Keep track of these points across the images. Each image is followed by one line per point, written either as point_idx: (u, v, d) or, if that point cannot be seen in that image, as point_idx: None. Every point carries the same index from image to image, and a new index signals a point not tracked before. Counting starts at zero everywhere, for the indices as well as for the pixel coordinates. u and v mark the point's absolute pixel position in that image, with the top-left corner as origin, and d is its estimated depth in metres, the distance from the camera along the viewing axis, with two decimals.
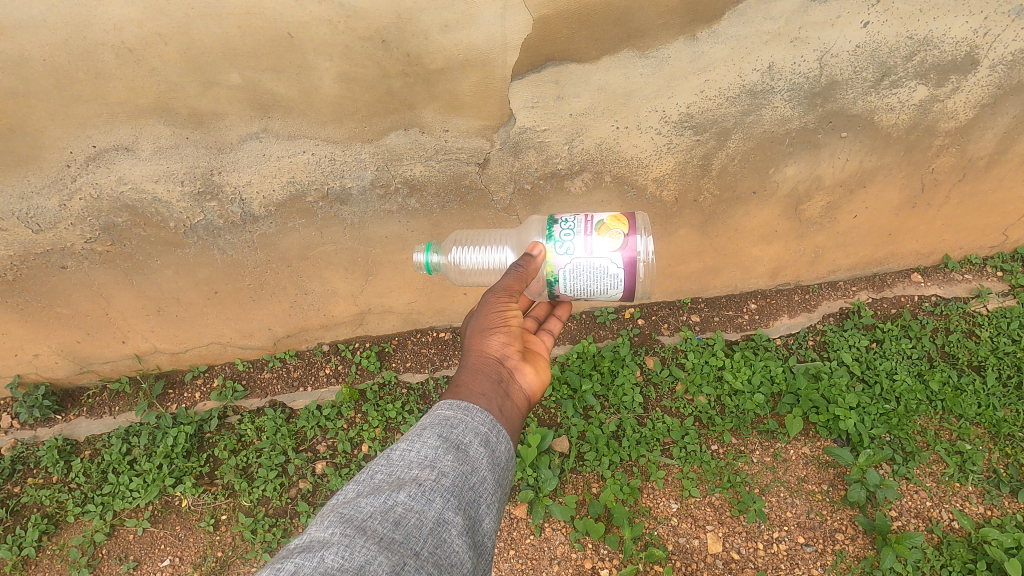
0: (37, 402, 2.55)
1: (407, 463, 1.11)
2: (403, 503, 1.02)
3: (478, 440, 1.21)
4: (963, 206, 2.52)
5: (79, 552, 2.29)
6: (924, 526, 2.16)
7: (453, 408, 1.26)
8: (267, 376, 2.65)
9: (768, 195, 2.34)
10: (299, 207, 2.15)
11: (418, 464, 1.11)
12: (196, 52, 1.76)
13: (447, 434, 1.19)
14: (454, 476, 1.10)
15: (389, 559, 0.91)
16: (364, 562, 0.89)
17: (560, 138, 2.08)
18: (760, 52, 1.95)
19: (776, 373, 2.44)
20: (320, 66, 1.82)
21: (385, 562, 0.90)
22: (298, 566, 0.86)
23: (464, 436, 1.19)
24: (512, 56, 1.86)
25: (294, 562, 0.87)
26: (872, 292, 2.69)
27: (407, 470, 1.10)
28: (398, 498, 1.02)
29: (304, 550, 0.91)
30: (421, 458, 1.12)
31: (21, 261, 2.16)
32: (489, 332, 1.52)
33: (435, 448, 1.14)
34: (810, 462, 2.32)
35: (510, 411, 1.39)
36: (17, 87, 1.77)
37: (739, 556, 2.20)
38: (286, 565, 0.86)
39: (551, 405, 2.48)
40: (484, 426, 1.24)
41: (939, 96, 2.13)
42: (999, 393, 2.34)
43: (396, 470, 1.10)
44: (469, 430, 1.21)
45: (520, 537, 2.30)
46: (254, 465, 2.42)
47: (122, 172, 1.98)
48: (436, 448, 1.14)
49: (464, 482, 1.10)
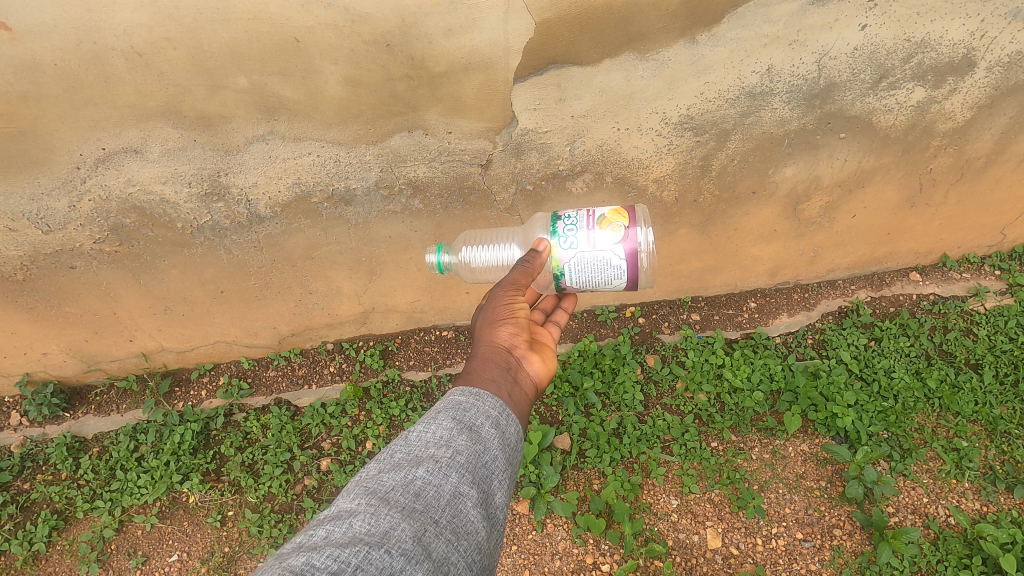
0: (46, 400, 2.59)
1: (424, 441, 1.15)
2: (422, 477, 1.06)
3: (491, 420, 1.24)
4: (961, 206, 2.54)
5: (89, 547, 2.33)
6: (921, 522, 2.19)
7: (466, 392, 1.29)
8: (272, 374, 2.68)
9: (767, 195, 2.36)
10: (304, 208, 2.18)
11: (435, 442, 1.15)
12: (204, 56, 1.78)
13: (461, 416, 1.22)
14: (469, 453, 1.14)
15: (411, 526, 0.97)
16: (388, 528, 0.95)
17: (562, 139, 2.10)
18: (760, 54, 1.98)
19: (775, 371, 2.47)
20: (326, 70, 1.85)
21: (408, 529, 0.96)
22: (329, 532, 0.94)
23: (477, 417, 1.23)
24: (515, 59, 1.89)
25: (325, 529, 0.94)
26: (871, 291, 2.72)
27: (425, 448, 1.14)
28: (417, 473, 1.07)
29: (333, 519, 0.98)
30: (437, 438, 1.16)
31: (31, 262, 2.20)
32: (498, 323, 1.55)
33: (450, 429, 1.18)
34: (809, 459, 2.35)
35: (519, 398, 1.41)
36: (28, 91, 1.80)
37: (738, 551, 2.23)
38: (318, 532, 0.94)
39: (553, 403, 2.51)
40: (495, 409, 1.27)
41: (936, 98, 2.15)
42: (996, 391, 2.37)
43: (414, 447, 1.15)
44: (482, 412, 1.25)
45: (522, 533, 2.33)
46: (259, 462, 2.45)
47: (130, 173, 2.01)
48: (451, 428, 1.18)
49: (478, 459, 1.14)
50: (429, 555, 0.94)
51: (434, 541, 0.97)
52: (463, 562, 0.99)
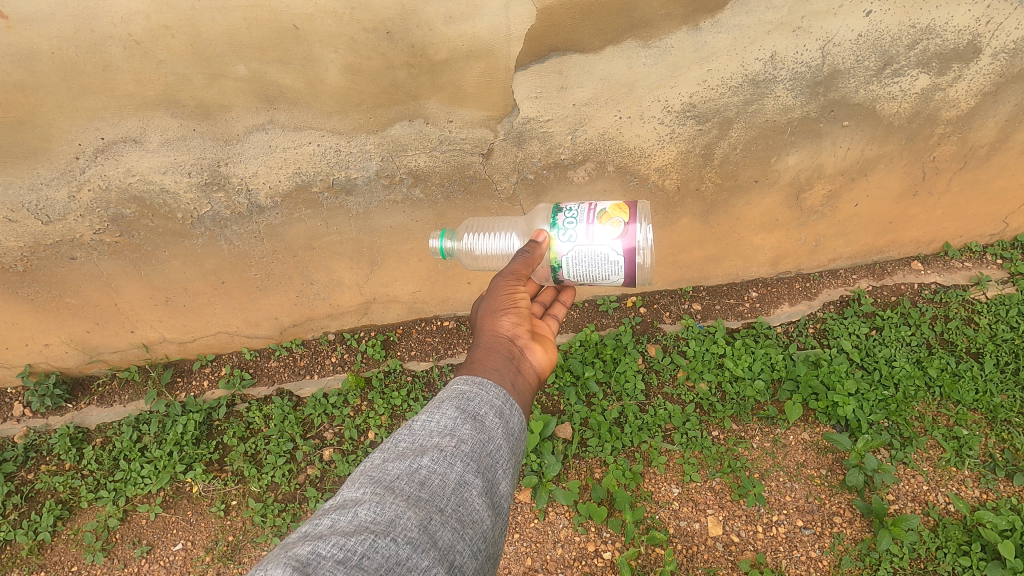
0: (48, 391, 2.59)
1: (428, 430, 1.15)
2: (426, 466, 1.07)
3: (494, 411, 1.24)
4: (963, 195, 2.53)
5: (94, 536, 2.34)
6: (920, 509, 2.20)
7: (469, 381, 1.29)
8: (274, 364, 2.68)
9: (769, 184, 2.35)
10: (305, 198, 2.17)
11: (440, 432, 1.15)
12: (203, 43, 1.77)
13: (465, 406, 1.21)
14: (474, 443, 1.14)
15: (417, 515, 0.98)
16: (393, 516, 0.95)
17: (563, 128, 2.09)
18: (763, 41, 1.96)
19: (776, 360, 2.48)
20: (326, 58, 1.83)
21: (413, 518, 0.97)
22: (335, 521, 0.94)
23: (481, 406, 1.23)
24: (516, 47, 1.87)
25: (330, 518, 0.95)
26: (872, 280, 2.72)
27: (429, 438, 1.13)
28: (422, 462, 1.07)
29: (339, 508, 0.98)
30: (441, 427, 1.15)
31: (31, 252, 2.19)
32: (499, 313, 1.55)
33: (454, 418, 1.18)
34: (809, 447, 2.36)
35: (522, 386, 1.41)
36: (26, 80, 1.78)
37: (738, 538, 2.24)
38: (324, 520, 0.94)
39: (554, 392, 2.51)
40: (498, 399, 1.27)
41: (941, 85, 2.14)
42: (996, 379, 2.38)
43: (418, 436, 1.14)
44: (485, 402, 1.24)
45: (525, 521, 2.34)
46: (263, 452, 2.46)
47: (130, 163, 2.00)
48: (455, 417, 1.18)
49: (482, 448, 1.14)
50: (435, 544, 0.95)
51: (440, 529, 0.98)
52: (468, 551, 1.00)
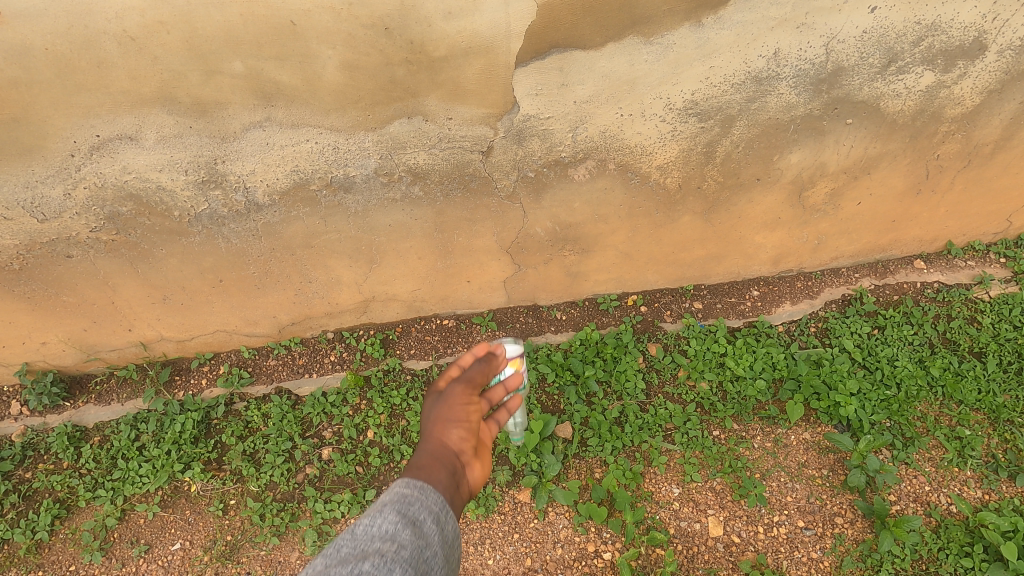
0: (46, 389, 2.57)
1: (369, 535, 1.01)
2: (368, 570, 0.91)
3: (433, 516, 1.13)
4: (967, 193, 2.51)
5: (92, 535, 2.32)
6: (923, 510, 2.19)
7: (410, 485, 1.20)
8: (273, 363, 2.67)
9: (772, 182, 2.33)
10: (303, 195, 2.15)
11: (380, 536, 1.01)
12: (199, 40, 1.75)
13: (405, 511, 1.11)
14: (413, 547, 1.01)
15: None
16: None
17: (564, 126, 2.07)
18: (766, 38, 1.94)
19: (777, 359, 2.46)
20: (323, 54, 1.81)
21: None
22: None
23: (420, 511, 1.12)
24: (516, 43, 1.85)
25: None
26: (874, 279, 2.70)
27: (370, 542, 1.00)
28: (364, 565, 0.93)
29: None
30: (382, 532, 1.02)
31: (27, 250, 2.17)
32: (449, 425, 1.45)
33: (394, 523, 1.05)
34: (811, 447, 2.35)
35: (459, 506, 1.28)
36: (20, 76, 1.76)
37: (740, 539, 2.22)
38: None
39: (554, 391, 2.49)
40: (437, 505, 1.17)
41: (945, 82, 2.12)
42: (999, 379, 2.36)
43: (358, 541, 1.00)
44: (424, 507, 1.15)
45: (524, 521, 2.31)
46: (261, 451, 2.45)
47: (126, 161, 1.98)
48: (396, 521, 1.06)
49: (420, 553, 1.01)
50: None
51: None
52: None
